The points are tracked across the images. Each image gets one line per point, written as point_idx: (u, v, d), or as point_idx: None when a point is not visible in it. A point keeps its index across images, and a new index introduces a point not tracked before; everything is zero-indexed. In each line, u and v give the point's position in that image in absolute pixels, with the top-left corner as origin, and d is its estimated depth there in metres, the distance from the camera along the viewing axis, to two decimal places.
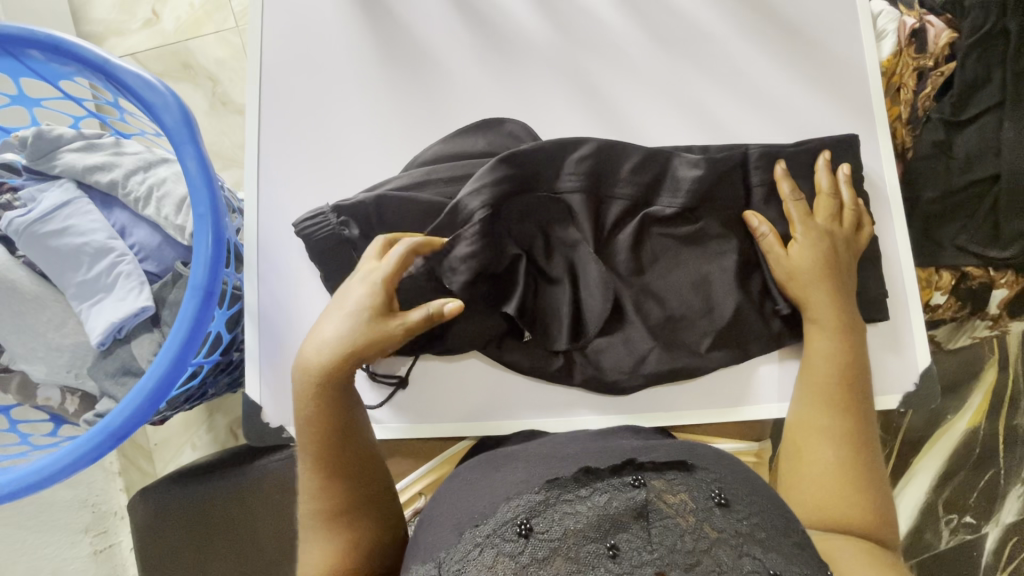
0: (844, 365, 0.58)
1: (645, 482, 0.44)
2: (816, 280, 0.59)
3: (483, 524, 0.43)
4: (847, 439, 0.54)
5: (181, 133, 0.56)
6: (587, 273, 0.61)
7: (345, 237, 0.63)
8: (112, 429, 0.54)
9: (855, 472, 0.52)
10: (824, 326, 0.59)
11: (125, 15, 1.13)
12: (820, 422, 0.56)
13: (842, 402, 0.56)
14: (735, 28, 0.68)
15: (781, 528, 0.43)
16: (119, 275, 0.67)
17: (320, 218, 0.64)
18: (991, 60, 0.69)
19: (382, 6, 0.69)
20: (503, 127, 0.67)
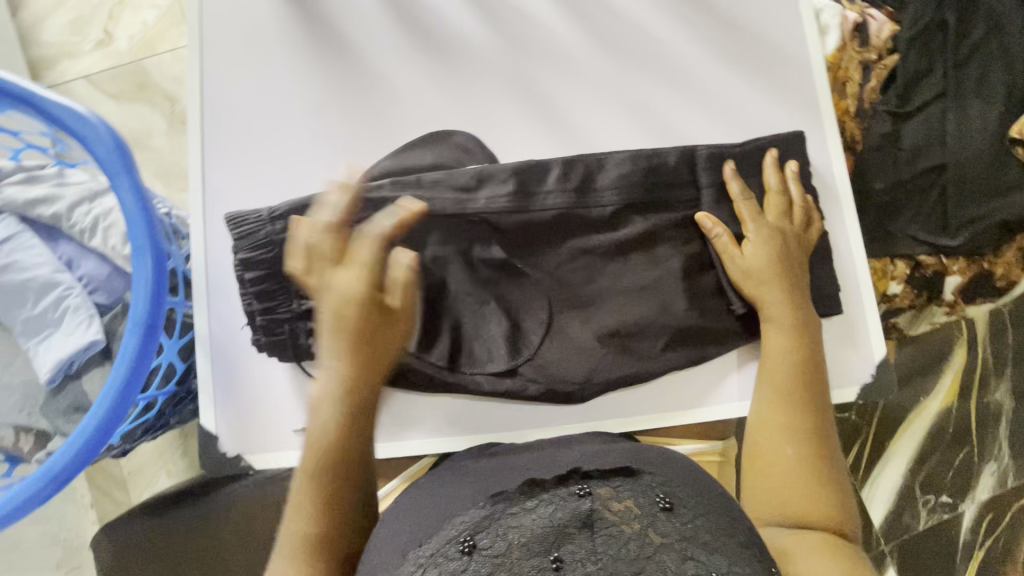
0: (800, 363, 0.58)
1: (591, 491, 0.44)
2: (764, 280, 0.60)
3: (429, 544, 0.43)
4: (803, 435, 0.54)
5: (115, 163, 0.54)
6: (522, 291, 0.63)
7: (277, 240, 0.60)
8: (55, 474, 0.53)
9: (813, 468, 0.53)
10: (779, 322, 0.59)
11: (76, 36, 1.10)
12: (776, 419, 0.56)
13: (801, 397, 0.56)
14: (680, 29, 0.68)
15: (726, 528, 0.43)
16: (67, 309, 0.66)
17: (252, 224, 0.60)
18: (932, 51, 0.70)
19: (326, 23, 0.69)
20: (451, 138, 0.66)
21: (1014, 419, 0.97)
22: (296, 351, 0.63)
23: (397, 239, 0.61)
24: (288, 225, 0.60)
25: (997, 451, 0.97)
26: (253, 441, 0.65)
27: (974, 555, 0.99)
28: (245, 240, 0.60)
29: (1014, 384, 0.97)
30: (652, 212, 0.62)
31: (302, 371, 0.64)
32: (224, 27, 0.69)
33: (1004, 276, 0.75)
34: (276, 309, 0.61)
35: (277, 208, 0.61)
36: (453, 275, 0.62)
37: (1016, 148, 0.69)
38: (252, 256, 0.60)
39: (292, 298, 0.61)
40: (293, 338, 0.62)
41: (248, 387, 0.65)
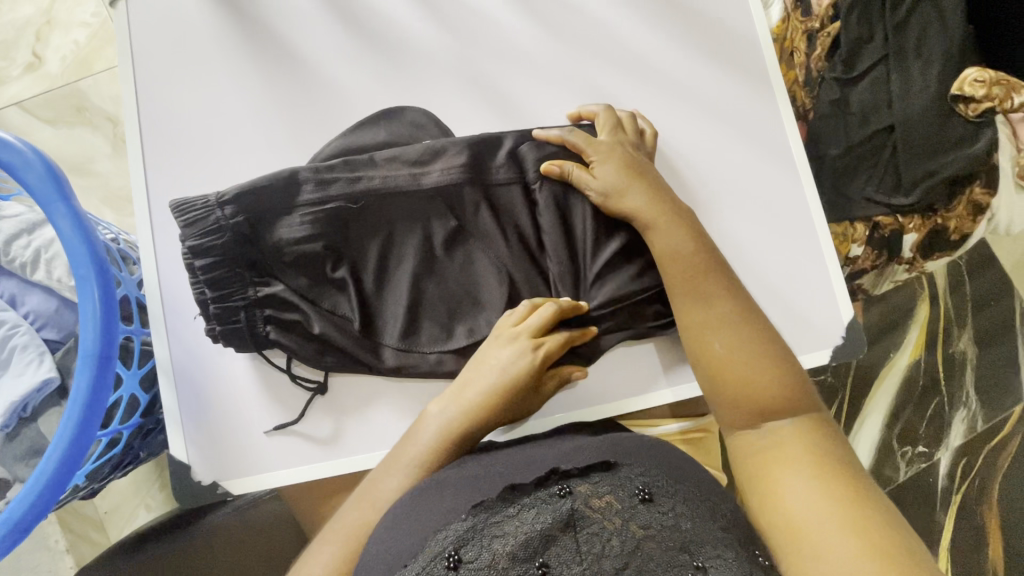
0: (682, 261, 0.57)
1: (571, 490, 0.44)
2: (640, 191, 0.59)
3: (414, 563, 0.41)
4: (730, 317, 0.55)
5: (49, 189, 0.52)
6: (481, 265, 0.62)
7: (218, 220, 0.59)
8: (16, 521, 0.50)
9: (753, 357, 0.53)
10: (658, 227, 0.58)
11: (2, 62, 1.04)
12: (698, 315, 0.56)
13: (716, 285, 0.56)
14: (623, 8, 0.68)
15: (705, 513, 0.44)
16: (14, 349, 0.62)
17: (201, 211, 0.59)
18: (871, 15, 0.72)
19: (263, 28, 0.66)
20: (403, 115, 0.65)
21: (980, 365, 1.00)
22: (253, 341, 0.61)
23: (349, 222, 0.60)
24: (239, 210, 0.59)
25: (967, 397, 1.00)
26: (226, 466, 0.62)
27: (953, 500, 0.99)
28: (193, 226, 0.59)
29: (976, 331, 1.00)
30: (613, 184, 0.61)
31: (268, 365, 0.63)
32: (156, 41, 0.66)
33: (957, 229, 0.76)
34: (230, 296, 0.60)
35: (224, 193, 0.60)
36: (406, 255, 0.61)
37: (958, 105, 0.71)
38: (201, 242, 0.59)
39: (248, 285, 0.60)
40: (249, 326, 0.60)
41: (215, 412, 0.62)
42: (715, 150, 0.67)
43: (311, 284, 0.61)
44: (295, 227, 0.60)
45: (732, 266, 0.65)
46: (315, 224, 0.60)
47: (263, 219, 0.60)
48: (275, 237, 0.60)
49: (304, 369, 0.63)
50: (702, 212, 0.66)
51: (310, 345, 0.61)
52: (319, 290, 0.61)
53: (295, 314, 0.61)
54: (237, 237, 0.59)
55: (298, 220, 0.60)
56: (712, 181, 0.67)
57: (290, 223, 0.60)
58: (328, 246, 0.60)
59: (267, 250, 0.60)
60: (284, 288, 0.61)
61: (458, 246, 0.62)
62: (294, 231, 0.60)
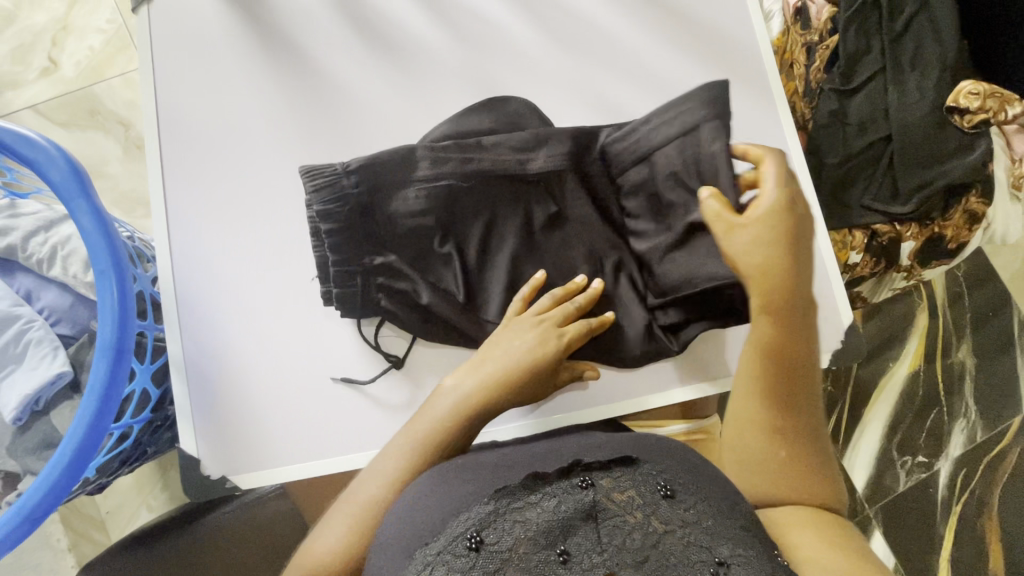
0: (772, 354, 0.59)
1: (593, 482, 0.45)
2: (766, 255, 0.60)
3: (435, 542, 0.42)
4: (792, 428, 0.56)
5: (71, 187, 0.53)
6: (573, 249, 0.66)
7: (344, 188, 0.63)
8: (28, 510, 0.51)
9: (795, 452, 0.55)
10: (772, 305, 0.60)
11: (19, 66, 1.07)
12: (756, 386, 0.58)
13: (792, 392, 0.58)
14: (627, 19, 0.70)
15: (727, 513, 0.45)
16: (29, 343, 0.64)
17: (331, 180, 0.64)
18: (869, 30, 0.74)
19: (279, 34, 0.68)
20: (508, 104, 0.68)
21: (977, 377, 1.01)
22: (364, 305, 0.64)
23: (458, 201, 0.64)
24: (361, 182, 0.64)
25: (965, 408, 1.01)
26: (235, 461, 0.63)
27: (953, 511, 1.00)
28: (321, 192, 0.63)
29: (974, 343, 1.01)
30: (693, 178, 0.63)
31: (278, 362, 0.64)
32: (176, 47, 0.68)
33: (954, 238, 0.77)
34: (349, 261, 0.64)
35: (351, 163, 0.65)
36: (505, 235, 0.65)
37: (953, 116, 0.73)
38: (328, 207, 0.63)
39: (364, 252, 0.64)
40: (364, 292, 0.64)
41: (226, 408, 0.63)
42: None
43: (418, 259, 0.65)
44: (410, 202, 0.64)
45: None
46: (427, 200, 0.64)
47: (382, 192, 0.64)
48: (391, 212, 0.64)
49: (393, 340, 0.65)
50: None
51: (415, 315, 0.64)
52: (428, 265, 0.65)
53: (405, 285, 0.64)
54: (358, 207, 0.64)
55: (415, 195, 0.64)
56: None
57: (407, 196, 0.64)
58: (443, 221, 0.64)
59: (383, 224, 0.64)
60: (396, 258, 0.65)
61: (552, 228, 0.66)
62: (408, 205, 0.64)
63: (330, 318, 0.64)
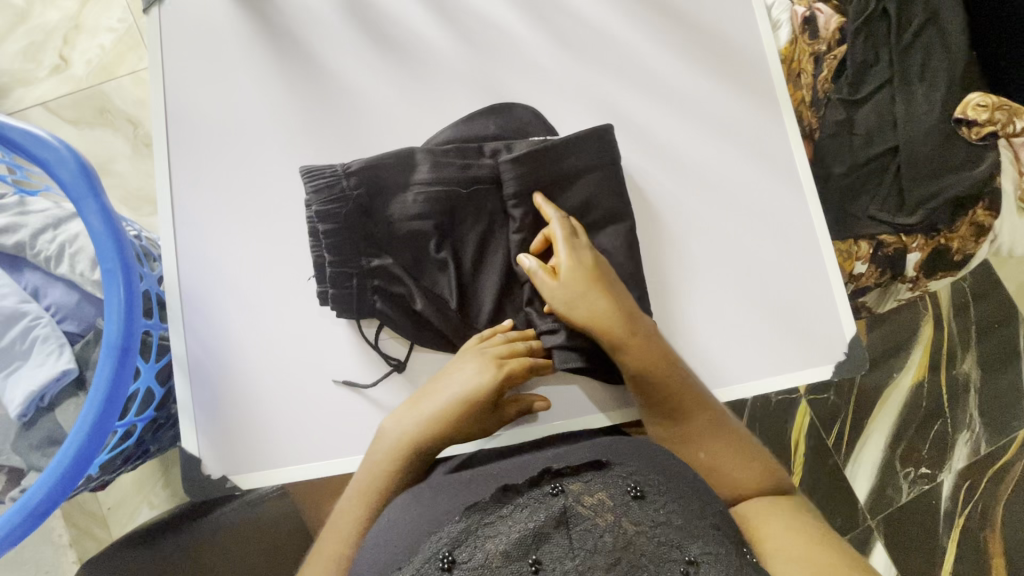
0: (670, 369, 0.57)
1: (563, 488, 0.45)
2: (587, 305, 0.58)
3: (409, 565, 0.42)
4: (708, 433, 0.57)
5: (82, 186, 0.54)
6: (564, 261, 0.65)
7: (343, 190, 0.62)
8: (32, 507, 0.51)
9: (714, 453, 0.56)
10: (619, 342, 0.57)
11: (31, 64, 1.08)
12: (651, 410, 0.58)
13: (699, 405, 0.57)
14: (635, 26, 0.70)
15: (697, 510, 0.45)
16: (35, 339, 0.64)
17: (330, 178, 0.62)
18: (877, 41, 0.74)
19: (289, 36, 0.69)
20: (513, 111, 0.68)
21: (981, 389, 1.01)
22: (360, 308, 0.63)
23: (457, 207, 0.63)
24: (361, 183, 0.62)
25: (970, 420, 1.00)
26: (237, 460, 0.63)
27: (955, 524, 0.99)
28: (321, 192, 0.61)
29: (979, 355, 1.01)
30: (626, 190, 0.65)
31: (282, 361, 0.64)
32: (186, 48, 0.69)
33: (959, 249, 0.77)
34: (347, 263, 0.63)
35: (351, 165, 0.62)
36: (498, 244, 0.65)
37: (960, 128, 0.72)
38: (327, 209, 0.61)
39: (362, 254, 0.63)
40: (360, 294, 0.63)
41: (230, 406, 0.64)
42: (722, 166, 0.68)
43: (415, 262, 0.64)
44: (408, 205, 0.63)
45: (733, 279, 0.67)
46: (426, 204, 0.63)
47: (381, 194, 0.63)
48: (390, 213, 0.63)
49: (391, 343, 0.65)
50: (710, 225, 0.68)
51: (409, 318, 0.64)
52: (423, 269, 0.64)
53: (401, 289, 0.64)
54: (358, 207, 0.62)
55: (414, 199, 0.63)
56: (722, 197, 0.68)
57: (407, 198, 0.63)
58: (440, 228, 0.63)
59: (381, 224, 0.63)
60: (393, 262, 0.64)
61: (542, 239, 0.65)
62: (406, 208, 0.63)
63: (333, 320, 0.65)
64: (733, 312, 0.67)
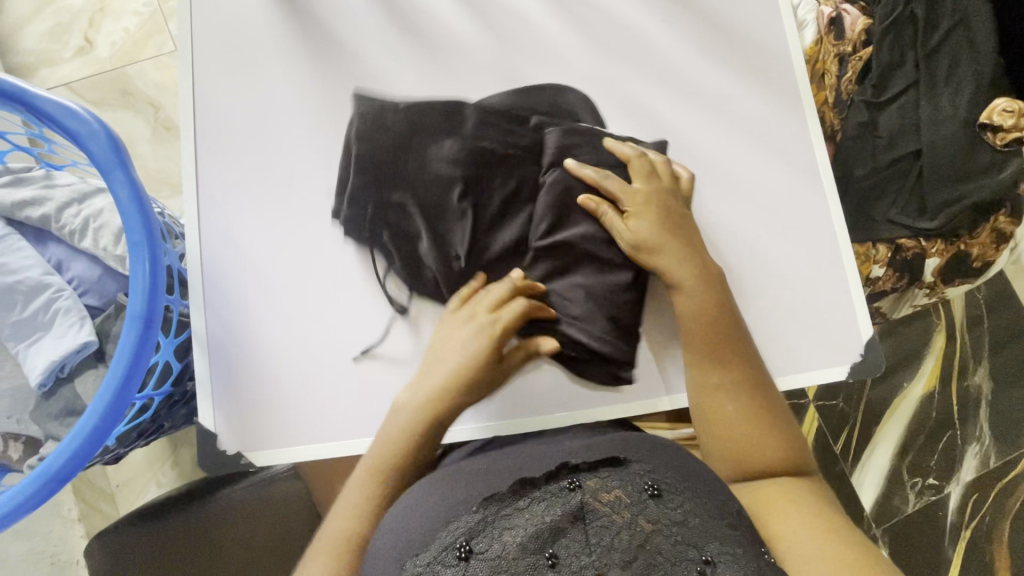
0: (712, 320, 0.62)
1: (580, 484, 0.45)
2: (670, 250, 0.64)
3: (425, 553, 0.43)
4: (743, 386, 0.60)
5: (111, 159, 0.54)
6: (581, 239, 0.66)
7: (387, 122, 0.67)
8: (53, 472, 0.52)
9: (745, 406, 0.59)
10: (684, 287, 0.63)
11: (57, 44, 1.09)
12: (697, 351, 0.62)
13: (736, 359, 0.61)
14: (661, 21, 0.70)
15: (714, 511, 0.45)
16: (57, 311, 0.65)
17: (377, 113, 0.67)
18: (904, 43, 0.74)
19: (315, 20, 0.69)
20: (566, 96, 0.69)
21: (994, 402, 0.99)
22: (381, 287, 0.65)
23: (491, 157, 0.66)
24: (409, 121, 0.67)
25: (979, 432, 0.99)
26: (252, 438, 0.64)
27: (960, 538, 0.97)
28: (369, 117, 0.67)
29: (993, 368, 0.99)
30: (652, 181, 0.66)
31: (301, 343, 0.65)
32: (214, 29, 0.69)
33: (980, 256, 0.77)
34: (370, 189, 0.65)
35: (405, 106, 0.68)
36: (518, 203, 0.66)
37: (986, 133, 0.72)
38: (371, 130, 0.67)
39: (389, 185, 0.65)
40: (372, 226, 0.65)
41: (248, 386, 0.64)
42: (743, 163, 0.68)
43: (434, 204, 0.65)
44: (446, 150, 0.66)
45: (749, 277, 0.67)
46: (464, 150, 0.66)
47: (423, 135, 0.67)
48: (426, 154, 0.66)
49: (401, 327, 0.65)
50: (728, 221, 0.68)
51: (411, 259, 0.65)
52: (441, 210, 0.65)
53: (412, 227, 0.65)
54: (396, 143, 0.66)
55: (454, 143, 0.66)
56: (741, 195, 0.68)
57: (447, 142, 0.66)
58: (467, 183, 0.66)
59: (413, 164, 0.66)
60: (413, 201, 0.65)
61: (560, 208, 0.66)
62: (446, 149, 0.66)
63: (351, 303, 0.65)
64: (749, 312, 0.67)
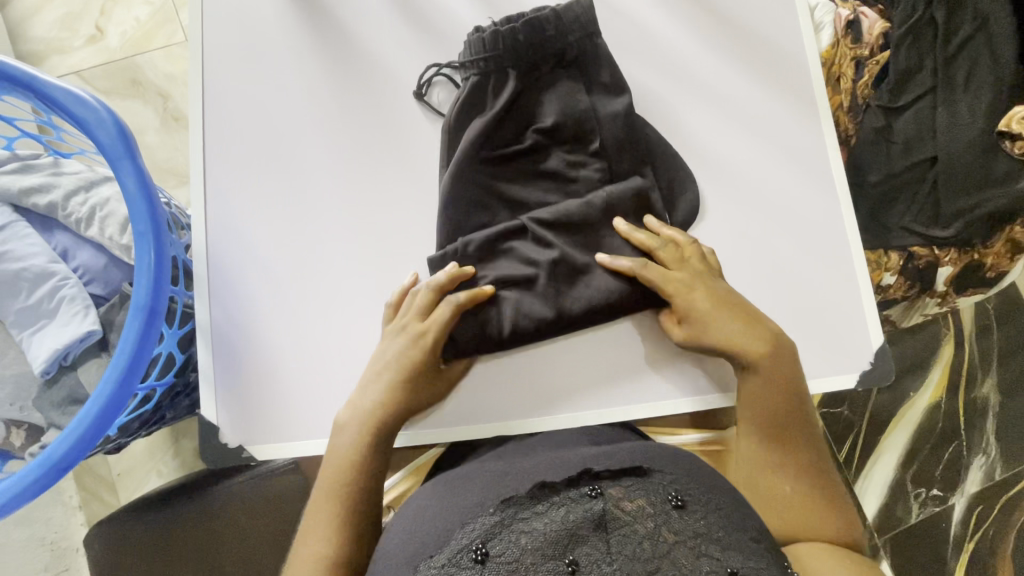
0: (776, 398, 0.56)
1: (602, 492, 0.44)
2: (729, 329, 0.57)
3: (440, 555, 0.42)
4: (799, 470, 0.54)
5: (118, 148, 0.54)
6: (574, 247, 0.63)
7: (518, 43, 0.63)
8: (55, 460, 0.52)
9: (801, 485, 0.53)
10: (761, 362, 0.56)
11: (67, 32, 1.09)
12: (760, 422, 0.56)
13: (795, 443, 0.55)
14: (675, 21, 0.69)
15: (738, 524, 0.44)
16: (62, 299, 0.65)
17: (508, 34, 0.62)
18: (922, 48, 0.73)
19: (326, 12, 0.68)
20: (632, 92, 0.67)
21: (1000, 413, 0.99)
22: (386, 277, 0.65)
23: (577, 116, 0.64)
24: (560, 57, 0.64)
25: (985, 444, 0.98)
26: (252, 432, 0.63)
27: (964, 549, 0.97)
28: (508, 33, 0.62)
29: (1000, 380, 0.99)
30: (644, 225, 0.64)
31: (305, 337, 0.64)
32: (224, 19, 0.69)
33: (994, 267, 0.77)
34: (469, 90, 0.65)
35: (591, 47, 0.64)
36: (559, 170, 0.65)
37: (1003, 141, 0.71)
38: (506, 40, 0.63)
39: (491, 83, 0.65)
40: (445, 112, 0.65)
41: (250, 379, 0.64)
42: (756, 166, 0.67)
43: (502, 135, 0.65)
44: (558, 96, 0.64)
45: (758, 282, 0.66)
46: (565, 98, 0.64)
47: (546, 67, 0.64)
48: (541, 90, 0.65)
49: None
50: (737, 224, 0.67)
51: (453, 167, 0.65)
52: (507, 141, 0.65)
53: (467, 142, 0.64)
54: (523, 65, 0.64)
55: (565, 89, 0.64)
56: (752, 199, 0.67)
57: (562, 86, 0.64)
58: (537, 130, 0.65)
59: (518, 96, 0.65)
60: (489, 123, 0.64)
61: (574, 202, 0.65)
62: (558, 93, 0.64)
63: (356, 299, 0.65)
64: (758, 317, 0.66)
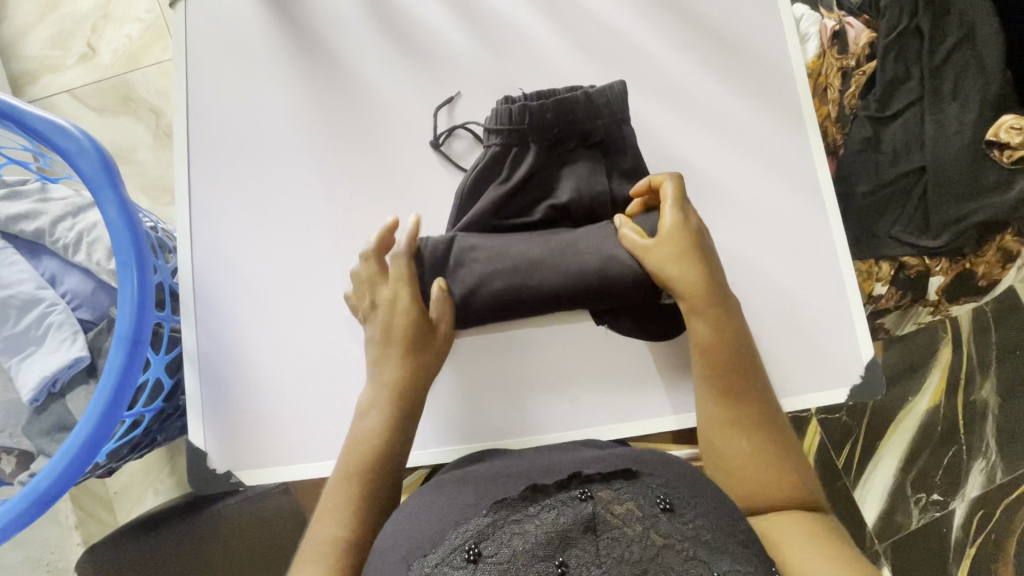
0: (721, 348, 0.55)
1: (592, 494, 0.43)
2: (686, 268, 0.57)
3: (431, 556, 0.41)
4: (750, 422, 0.53)
5: (100, 178, 0.54)
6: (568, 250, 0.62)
7: (541, 120, 0.62)
8: (39, 494, 0.52)
9: (757, 442, 0.52)
10: (696, 306, 0.56)
11: (58, 51, 1.09)
12: (709, 379, 0.55)
13: (742, 390, 0.54)
14: (658, 35, 0.69)
15: (726, 528, 0.43)
16: (50, 325, 0.65)
17: (534, 111, 0.62)
18: (908, 57, 0.72)
19: (310, 34, 0.69)
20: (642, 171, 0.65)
21: (999, 418, 0.98)
22: None
23: (591, 201, 0.64)
24: (583, 136, 0.64)
25: (986, 448, 0.98)
26: (242, 456, 0.63)
27: (966, 555, 0.96)
28: (536, 110, 0.62)
29: (999, 382, 0.98)
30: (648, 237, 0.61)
31: (292, 361, 0.64)
32: (209, 40, 0.69)
33: (985, 275, 0.76)
34: (486, 159, 0.64)
35: (611, 126, 0.64)
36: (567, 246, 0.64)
37: (992, 150, 0.71)
38: (533, 115, 0.62)
39: (512, 155, 0.64)
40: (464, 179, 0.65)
41: (237, 404, 0.64)
42: (743, 180, 0.67)
43: (515, 206, 0.64)
44: (576, 176, 0.64)
45: (747, 296, 0.66)
46: (583, 179, 0.64)
47: (567, 148, 0.64)
48: (560, 167, 0.64)
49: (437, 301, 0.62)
50: (726, 239, 0.67)
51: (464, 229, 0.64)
52: (520, 211, 0.65)
53: (480, 210, 0.64)
54: (544, 141, 0.63)
55: (584, 170, 0.64)
56: (741, 214, 0.67)
57: (581, 168, 0.64)
58: (550, 206, 0.64)
59: (536, 171, 0.64)
60: (504, 195, 0.63)
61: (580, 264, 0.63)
62: (577, 173, 0.64)
63: (343, 319, 0.64)
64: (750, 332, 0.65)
